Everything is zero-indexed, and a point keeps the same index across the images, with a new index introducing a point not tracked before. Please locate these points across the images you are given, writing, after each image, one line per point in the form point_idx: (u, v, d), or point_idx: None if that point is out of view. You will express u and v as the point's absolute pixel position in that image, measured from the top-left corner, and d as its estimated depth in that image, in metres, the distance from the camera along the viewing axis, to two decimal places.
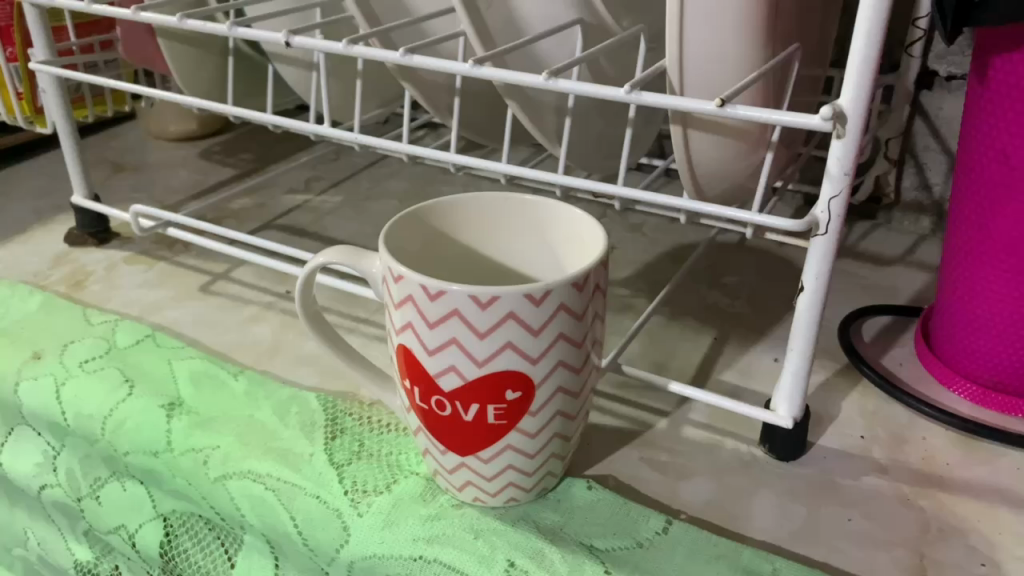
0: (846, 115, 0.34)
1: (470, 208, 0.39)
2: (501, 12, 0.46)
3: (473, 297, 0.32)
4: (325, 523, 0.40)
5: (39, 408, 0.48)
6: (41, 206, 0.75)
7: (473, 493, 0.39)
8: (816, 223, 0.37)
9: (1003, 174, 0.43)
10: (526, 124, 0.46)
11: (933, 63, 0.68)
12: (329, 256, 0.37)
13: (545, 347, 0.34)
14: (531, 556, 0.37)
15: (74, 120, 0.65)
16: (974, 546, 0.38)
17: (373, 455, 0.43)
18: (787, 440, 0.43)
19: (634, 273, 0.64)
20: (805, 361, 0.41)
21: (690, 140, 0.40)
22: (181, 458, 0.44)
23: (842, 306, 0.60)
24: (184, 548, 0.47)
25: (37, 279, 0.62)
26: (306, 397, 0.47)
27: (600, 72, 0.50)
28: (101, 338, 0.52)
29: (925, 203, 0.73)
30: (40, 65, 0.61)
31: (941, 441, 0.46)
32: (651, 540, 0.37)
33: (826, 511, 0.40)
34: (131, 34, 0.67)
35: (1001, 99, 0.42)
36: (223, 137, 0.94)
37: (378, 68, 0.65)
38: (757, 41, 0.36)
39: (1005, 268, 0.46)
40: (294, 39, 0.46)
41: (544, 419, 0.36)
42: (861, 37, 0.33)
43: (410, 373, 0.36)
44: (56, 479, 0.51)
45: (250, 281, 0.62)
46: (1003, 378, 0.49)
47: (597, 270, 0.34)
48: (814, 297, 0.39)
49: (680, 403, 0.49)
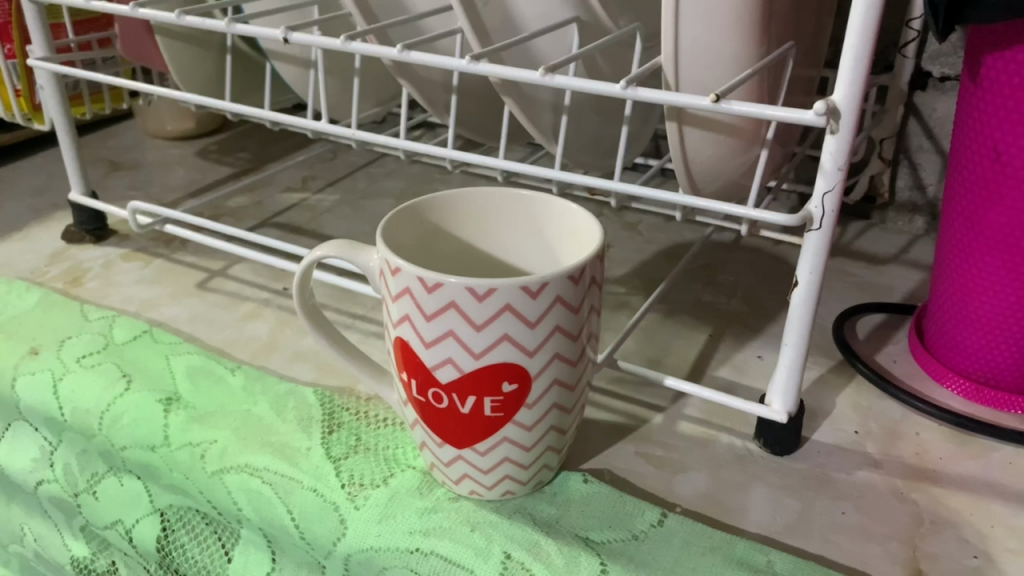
0: (840, 110, 0.34)
1: (467, 203, 0.39)
2: (498, 9, 0.46)
3: (470, 289, 0.32)
4: (323, 516, 0.40)
5: (36, 404, 0.49)
6: (38, 204, 0.75)
7: (469, 486, 0.39)
8: (810, 218, 0.37)
9: (995, 171, 0.44)
10: (523, 122, 0.47)
11: (926, 64, 0.68)
12: (326, 251, 0.37)
13: (542, 339, 0.34)
14: (527, 548, 0.37)
15: (72, 117, 0.65)
16: (967, 539, 0.39)
17: (370, 449, 0.43)
18: (781, 435, 0.43)
19: (629, 271, 0.64)
20: (800, 357, 0.41)
21: (686, 136, 0.40)
22: (178, 453, 0.44)
23: (836, 304, 0.60)
24: (182, 543, 0.47)
25: (34, 276, 0.62)
26: (303, 392, 0.47)
27: (596, 69, 0.50)
28: (99, 334, 0.52)
29: (919, 203, 0.73)
30: (39, 61, 0.61)
31: (933, 436, 0.46)
32: (646, 533, 0.38)
33: (820, 504, 0.41)
34: (129, 33, 0.67)
35: (992, 97, 0.42)
36: (220, 137, 0.94)
37: (376, 66, 0.65)
38: (751, 38, 0.36)
39: (997, 265, 0.46)
40: (293, 35, 0.46)
41: (541, 411, 0.36)
42: (854, 33, 0.33)
43: (408, 365, 0.36)
44: (53, 475, 0.51)
45: (247, 278, 0.63)
46: (995, 374, 0.50)
47: (594, 264, 0.34)
48: (807, 292, 0.39)
49: (675, 399, 0.49)
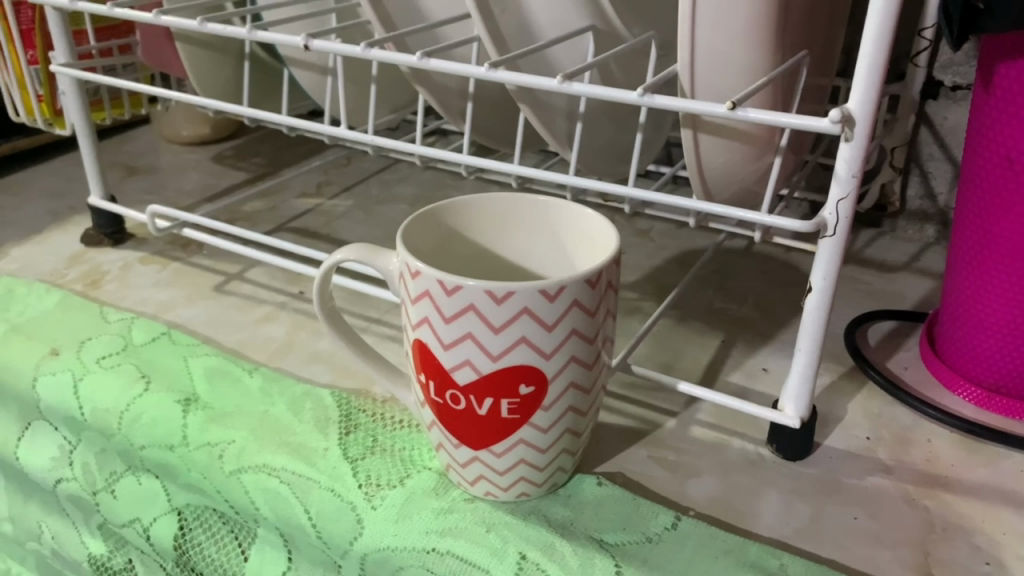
0: (855, 118, 0.35)
1: (485, 207, 0.40)
2: (514, 18, 0.47)
3: (489, 292, 0.33)
4: (339, 515, 0.40)
5: (57, 403, 0.49)
6: (56, 208, 0.76)
7: (485, 487, 0.40)
8: (824, 225, 0.38)
9: (1007, 178, 0.44)
10: (539, 128, 0.47)
11: (938, 73, 0.69)
12: (347, 254, 0.37)
13: (559, 342, 0.34)
14: (542, 549, 0.37)
15: (93, 123, 0.66)
16: (978, 545, 0.39)
17: (386, 450, 0.44)
18: (793, 440, 0.44)
19: (641, 277, 0.64)
20: (812, 362, 0.42)
21: (700, 142, 0.41)
22: (196, 452, 0.45)
23: (846, 312, 0.61)
24: (198, 541, 0.48)
25: (53, 278, 0.63)
26: (320, 393, 0.48)
27: (610, 77, 0.51)
28: (118, 335, 0.53)
29: (930, 211, 0.74)
30: (61, 68, 0.61)
31: (944, 443, 0.47)
32: (660, 536, 0.38)
33: (832, 510, 0.41)
34: (150, 40, 0.68)
35: (1006, 105, 0.43)
36: (235, 141, 0.95)
37: (392, 73, 0.66)
38: (767, 47, 0.37)
39: (1009, 272, 0.46)
40: (313, 43, 0.47)
41: (556, 414, 0.37)
42: (870, 41, 0.34)
43: (426, 367, 0.36)
44: (72, 473, 0.51)
45: (263, 281, 0.63)
46: (1006, 382, 0.50)
47: (610, 268, 0.35)
48: (821, 298, 0.40)
49: (687, 404, 0.49)
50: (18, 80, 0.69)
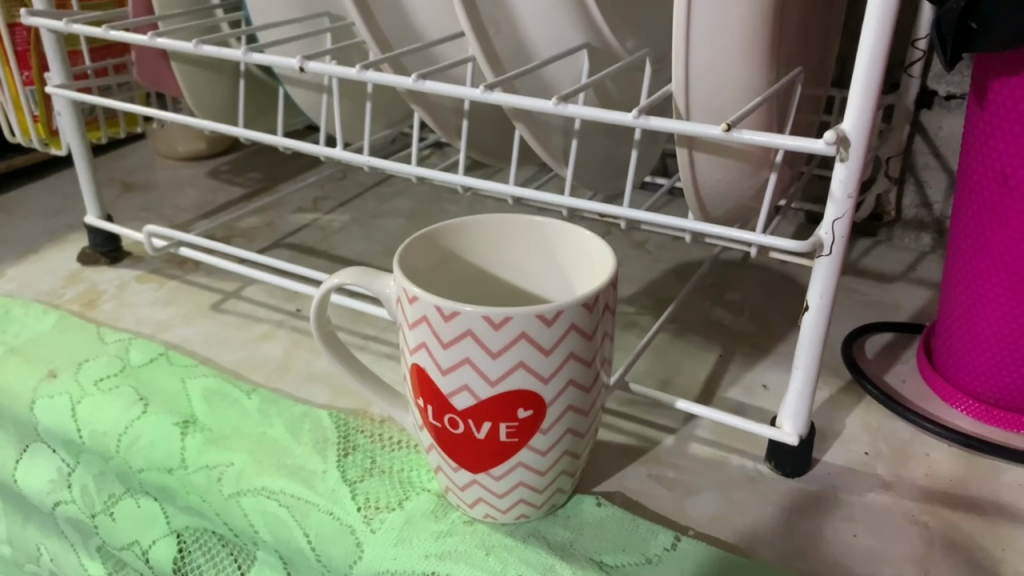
0: (849, 139, 0.35)
1: (482, 228, 0.40)
2: (509, 37, 0.47)
3: (487, 318, 0.33)
4: (338, 538, 0.40)
5: (54, 426, 0.49)
6: (52, 226, 0.76)
7: (484, 510, 0.40)
8: (820, 244, 0.38)
9: (1001, 193, 0.44)
10: (534, 146, 0.48)
11: (932, 82, 0.69)
12: (343, 278, 0.37)
13: (556, 366, 0.34)
14: (541, 571, 0.37)
15: (88, 143, 0.66)
16: (978, 562, 0.39)
17: (385, 471, 0.44)
18: (792, 456, 0.44)
19: (638, 290, 0.65)
20: (810, 379, 0.42)
21: (696, 161, 0.41)
22: (194, 475, 0.45)
23: (843, 324, 0.61)
24: (197, 564, 0.48)
25: (49, 297, 0.63)
26: (319, 414, 0.48)
27: (606, 95, 0.51)
28: (115, 356, 0.53)
29: (926, 220, 0.74)
30: (57, 88, 0.61)
31: (943, 458, 0.47)
32: (660, 556, 0.38)
33: (832, 526, 0.41)
34: (145, 60, 0.68)
35: (1000, 120, 0.43)
36: (231, 156, 0.95)
37: (388, 90, 0.66)
38: (762, 68, 0.37)
39: (1005, 286, 0.46)
40: (309, 65, 0.47)
41: (555, 436, 0.37)
42: (864, 62, 0.34)
43: (424, 391, 0.36)
44: (69, 495, 0.51)
45: (261, 299, 0.63)
46: (1003, 394, 0.50)
47: (607, 291, 0.35)
48: (818, 316, 0.40)
49: (686, 420, 0.49)
50: (13, 100, 0.69)
